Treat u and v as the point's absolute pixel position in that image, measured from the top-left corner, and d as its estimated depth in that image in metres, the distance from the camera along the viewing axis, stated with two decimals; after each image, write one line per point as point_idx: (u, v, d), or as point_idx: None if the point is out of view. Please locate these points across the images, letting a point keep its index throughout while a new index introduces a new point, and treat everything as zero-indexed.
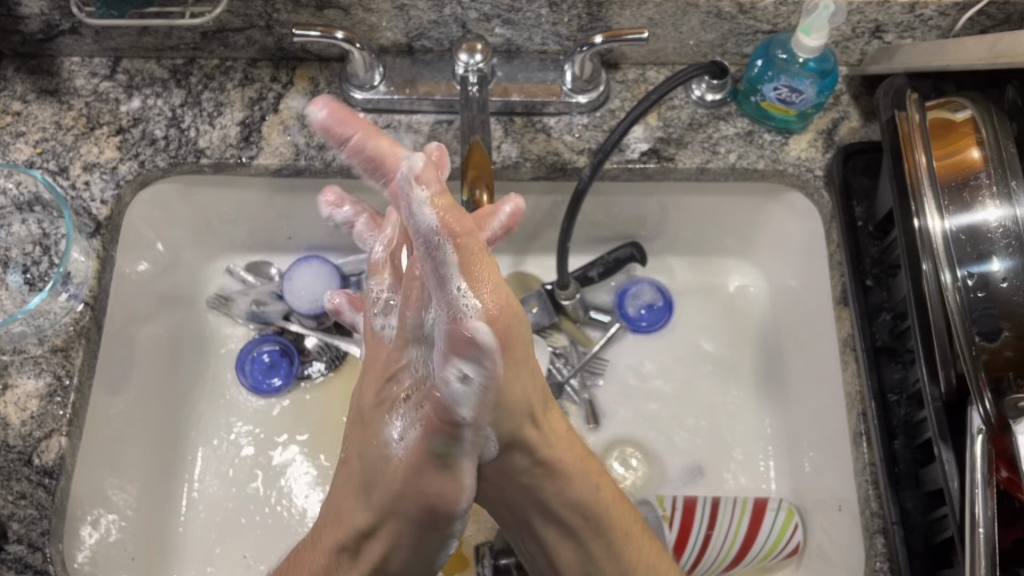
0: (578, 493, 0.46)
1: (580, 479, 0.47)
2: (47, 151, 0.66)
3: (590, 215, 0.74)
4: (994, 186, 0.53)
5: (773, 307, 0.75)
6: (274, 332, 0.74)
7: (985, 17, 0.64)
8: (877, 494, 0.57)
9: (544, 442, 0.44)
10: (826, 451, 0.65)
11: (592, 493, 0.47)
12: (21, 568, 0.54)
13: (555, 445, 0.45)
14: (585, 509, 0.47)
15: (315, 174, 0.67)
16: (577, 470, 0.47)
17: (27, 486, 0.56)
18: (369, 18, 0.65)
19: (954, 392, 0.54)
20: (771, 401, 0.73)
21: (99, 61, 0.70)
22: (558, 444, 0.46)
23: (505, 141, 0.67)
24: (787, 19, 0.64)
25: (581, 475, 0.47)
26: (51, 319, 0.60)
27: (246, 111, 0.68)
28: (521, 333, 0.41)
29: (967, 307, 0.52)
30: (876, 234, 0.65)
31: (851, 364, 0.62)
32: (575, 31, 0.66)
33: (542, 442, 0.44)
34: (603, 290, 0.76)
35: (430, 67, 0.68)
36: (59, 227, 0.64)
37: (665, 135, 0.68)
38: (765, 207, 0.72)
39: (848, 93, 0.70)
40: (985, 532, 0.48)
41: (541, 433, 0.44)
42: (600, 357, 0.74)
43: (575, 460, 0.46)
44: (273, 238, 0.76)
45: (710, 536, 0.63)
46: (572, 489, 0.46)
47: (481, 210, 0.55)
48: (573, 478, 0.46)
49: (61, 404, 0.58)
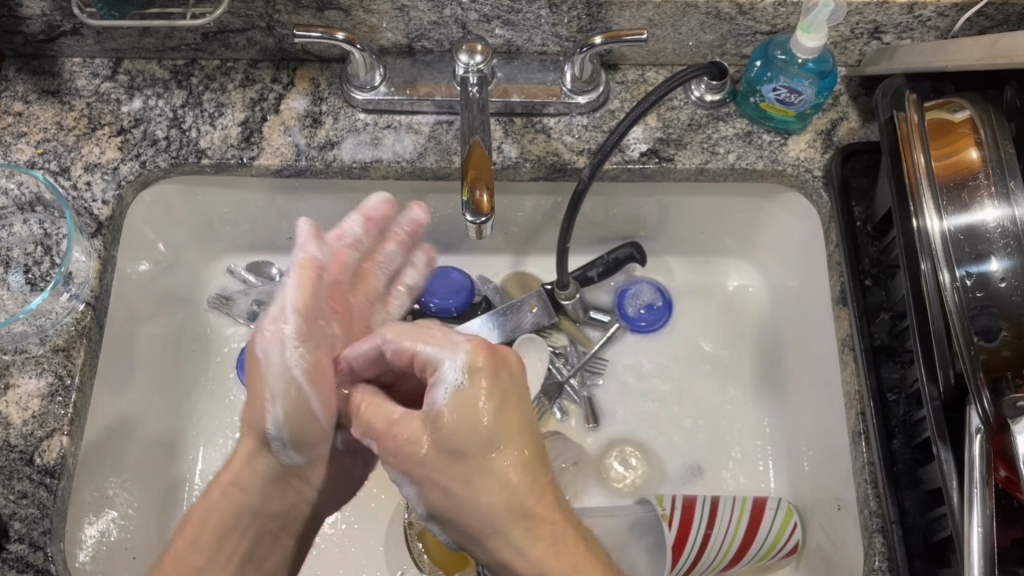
0: None
1: (505, 460, 0.43)
2: (48, 151, 0.66)
3: (590, 216, 0.74)
4: (993, 186, 0.53)
5: (772, 306, 0.76)
6: None
7: (984, 17, 0.64)
8: (876, 494, 0.58)
9: (482, 505, 0.43)
10: (825, 450, 0.65)
11: (526, 544, 0.42)
12: (21, 568, 0.54)
13: (481, 488, 0.43)
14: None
15: (316, 174, 0.67)
16: (512, 493, 0.43)
17: (28, 485, 0.56)
18: (369, 19, 0.65)
19: (953, 392, 0.54)
20: (771, 401, 0.73)
21: (100, 61, 0.70)
22: (511, 484, 0.43)
23: (505, 142, 0.68)
24: (787, 19, 0.64)
25: (538, 538, 0.42)
26: (53, 319, 0.60)
27: (247, 111, 0.68)
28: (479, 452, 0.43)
29: (966, 306, 0.52)
30: (875, 234, 0.65)
31: (850, 364, 0.62)
32: (575, 31, 0.66)
33: (513, 522, 0.42)
34: (603, 290, 0.77)
35: (430, 68, 0.69)
36: (59, 227, 0.64)
37: (665, 135, 0.68)
38: (765, 207, 0.72)
39: (847, 93, 0.70)
40: (984, 532, 0.48)
41: (467, 466, 0.43)
42: (600, 357, 0.74)
43: (541, 504, 0.43)
44: (273, 238, 0.76)
45: (710, 536, 0.63)
46: (511, 543, 0.42)
47: (482, 211, 0.54)
48: (504, 531, 0.42)
49: (62, 404, 0.58)
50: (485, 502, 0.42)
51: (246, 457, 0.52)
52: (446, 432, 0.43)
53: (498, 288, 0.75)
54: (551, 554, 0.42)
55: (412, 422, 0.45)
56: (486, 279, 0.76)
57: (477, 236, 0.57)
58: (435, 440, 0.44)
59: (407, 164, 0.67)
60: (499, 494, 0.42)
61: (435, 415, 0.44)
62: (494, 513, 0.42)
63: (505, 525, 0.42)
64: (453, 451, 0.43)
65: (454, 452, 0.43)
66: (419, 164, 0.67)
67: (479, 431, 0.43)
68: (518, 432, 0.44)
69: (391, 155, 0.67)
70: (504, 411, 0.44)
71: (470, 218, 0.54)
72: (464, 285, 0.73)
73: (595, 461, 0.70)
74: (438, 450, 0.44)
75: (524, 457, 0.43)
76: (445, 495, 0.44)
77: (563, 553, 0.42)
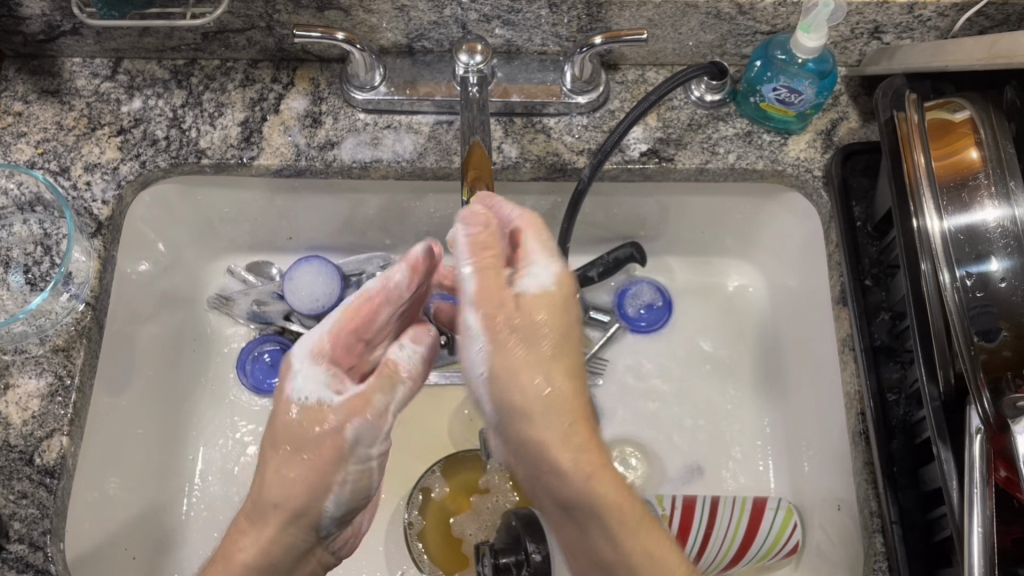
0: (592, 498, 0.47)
1: (564, 371, 0.48)
2: (48, 151, 0.66)
3: (589, 216, 0.74)
4: (993, 186, 0.54)
5: (772, 306, 0.76)
6: (275, 332, 0.74)
7: (984, 17, 0.64)
8: (876, 494, 0.58)
9: (544, 406, 0.47)
10: (825, 450, 0.65)
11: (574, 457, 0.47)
12: (21, 568, 0.54)
13: (547, 393, 0.47)
14: (571, 495, 0.47)
15: (316, 174, 0.67)
16: (570, 410, 0.48)
17: (28, 485, 0.56)
18: (369, 19, 0.65)
19: (953, 392, 0.54)
20: (771, 401, 0.73)
21: (100, 61, 0.70)
22: (565, 398, 0.48)
23: (505, 142, 0.68)
24: (787, 19, 0.64)
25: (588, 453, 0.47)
26: (53, 319, 0.60)
27: (247, 111, 0.68)
28: (550, 358, 0.48)
29: (966, 306, 0.52)
30: (875, 234, 0.65)
31: (850, 364, 0.62)
32: (575, 31, 0.66)
33: (567, 432, 0.47)
34: (603, 290, 0.77)
35: (430, 68, 0.69)
36: (59, 227, 0.64)
37: (665, 135, 0.68)
38: (765, 207, 0.72)
39: (847, 93, 0.70)
40: (984, 533, 0.48)
41: (541, 365, 0.47)
42: (600, 357, 0.74)
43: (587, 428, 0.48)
44: (273, 238, 0.76)
45: (710, 535, 0.63)
46: (564, 451, 0.47)
47: None
48: (559, 433, 0.47)
49: (62, 404, 0.58)
50: (548, 407, 0.47)
51: (277, 534, 0.48)
52: (536, 327, 0.48)
53: None
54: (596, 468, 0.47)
55: (508, 308, 0.48)
56: None
57: None
58: (521, 331, 0.48)
59: (407, 164, 0.67)
60: (562, 404, 0.47)
61: (528, 308, 0.48)
62: (556, 419, 0.47)
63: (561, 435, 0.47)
64: (533, 349, 0.48)
65: (533, 348, 0.48)
66: (419, 164, 0.67)
67: (558, 338, 0.48)
68: (572, 352, 0.49)
69: (391, 155, 0.67)
70: (565, 330, 0.49)
71: None
72: None
73: None
74: (524, 344, 0.48)
75: (576, 378, 0.49)
76: (518, 389, 0.47)
77: (601, 468, 0.47)
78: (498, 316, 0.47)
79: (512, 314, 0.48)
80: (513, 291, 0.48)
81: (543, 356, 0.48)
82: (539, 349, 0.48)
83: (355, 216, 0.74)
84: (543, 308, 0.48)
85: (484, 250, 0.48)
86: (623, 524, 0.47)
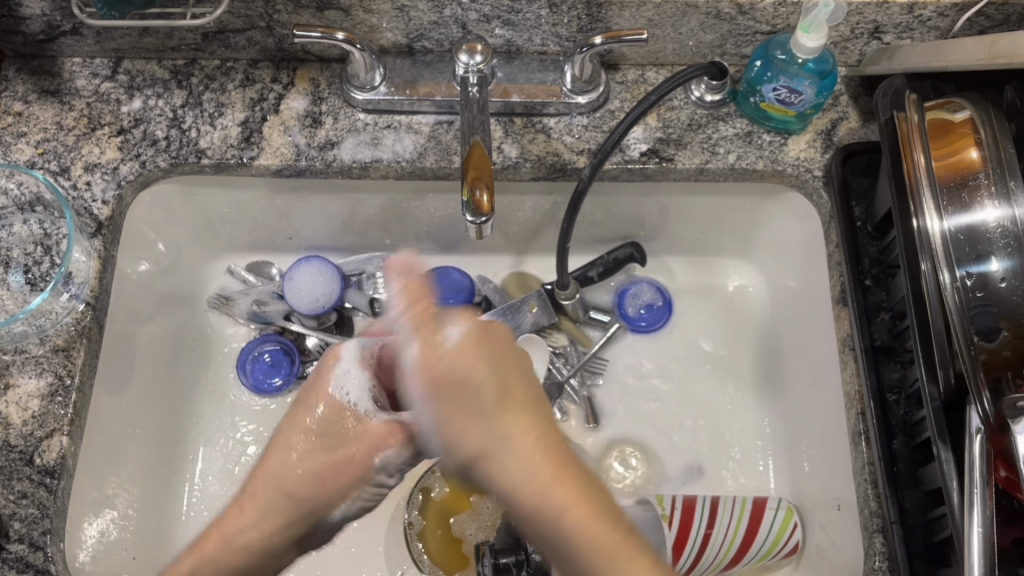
0: (581, 539, 0.46)
1: (515, 419, 0.48)
2: (48, 151, 0.66)
3: (589, 215, 0.74)
4: (993, 186, 0.54)
5: (773, 307, 0.76)
6: (275, 332, 0.73)
7: (984, 17, 0.64)
8: (876, 494, 0.58)
9: (515, 460, 0.48)
10: (825, 450, 0.65)
11: (547, 500, 0.47)
12: (21, 568, 0.54)
13: (512, 450, 0.48)
14: (563, 538, 0.46)
15: (316, 174, 0.67)
16: (531, 454, 0.48)
17: (28, 485, 0.56)
18: (369, 19, 0.65)
19: (953, 392, 0.54)
20: (772, 401, 0.73)
21: (100, 61, 0.70)
22: (522, 447, 0.48)
23: (505, 142, 0.68)
24: (787, 19, 0.64)
25: (561, 493, 0.47)
26: (53, 319, 0.60)
27: (247, 111, 0.68)
28: (497, 403, 0.48)
29: (966, 306, 0.53)
30: (875, 234, 0.65)
31: (850, 364, 0.62)
32: (575, 31, 0.66)
33: (527, 478, 0.47)
34: (603, 290, 0.77)
35: (430, 68, 0.69)
36: (59, 227, 0.64)
37: (665, 135, 0.68)
38: (765, 207, 0.72)
39: (847, 93, 0.70)
40: (985, 532, 0.48)
41: (490, 416, 0.48)
42: (600, 357, 0.74)
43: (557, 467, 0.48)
44: (273, 238, 0.76)
45: (710, 535, 0.63)
46: (537, 499, 0.47)
47: (482, 211, 0.54)
48: (528, 485, 0.47)
49: (62, 404, 0.58)
50: (515, 461, 0.48)
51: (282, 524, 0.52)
52: (473, 378, 0.48)
53: (497, 288, 0.76)
54: (575, 507, 0.47)
55: (447, 365, 0.48)
56: (486, 279, 0.76)
57: (477, 235, 0.57)
58: (462, 386, 0.48)
59: (407, 164, 0.67)
60: (518, 453, 0.48)
61: (458, 360, 0.48)
62: (520, 469, 0.47)
63: (528, 482, 0.47)
64: (481, 404, 0.48)
65: (484, 399, 0.48)
66: (419, 164, 0.67)
67: (497, 384, 0.48)
68: (520, 398, 0.49)
69: (391, 155, 0.67)
70: (504, 379, 0.49)
71: (470, 218, 0.54)
72: (464, 285, 0.72)
73: (595, 461, 0.70)
74: (470, 400, 0.48)
75: (529, 422, 0.49)
76: (473, 443, 0.48)
77: (582, 503, 0.47)
78: (437, 371, 0.48)
79: (450, 365, 0.48)
80: (444, 340, 0.48)
81: (491, 402, 0.48)
82: (489, 396, 0.48)
83: (355, 216, 0.74)
84: (477, 359, 0.48)
85: (416, 294, 0.48)
86: (608, 552, 0.46)
